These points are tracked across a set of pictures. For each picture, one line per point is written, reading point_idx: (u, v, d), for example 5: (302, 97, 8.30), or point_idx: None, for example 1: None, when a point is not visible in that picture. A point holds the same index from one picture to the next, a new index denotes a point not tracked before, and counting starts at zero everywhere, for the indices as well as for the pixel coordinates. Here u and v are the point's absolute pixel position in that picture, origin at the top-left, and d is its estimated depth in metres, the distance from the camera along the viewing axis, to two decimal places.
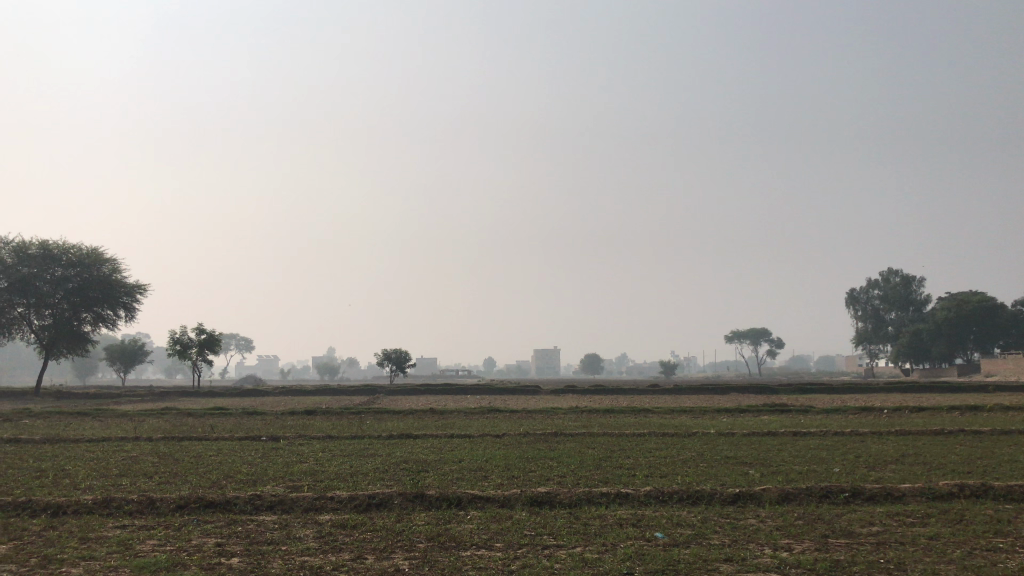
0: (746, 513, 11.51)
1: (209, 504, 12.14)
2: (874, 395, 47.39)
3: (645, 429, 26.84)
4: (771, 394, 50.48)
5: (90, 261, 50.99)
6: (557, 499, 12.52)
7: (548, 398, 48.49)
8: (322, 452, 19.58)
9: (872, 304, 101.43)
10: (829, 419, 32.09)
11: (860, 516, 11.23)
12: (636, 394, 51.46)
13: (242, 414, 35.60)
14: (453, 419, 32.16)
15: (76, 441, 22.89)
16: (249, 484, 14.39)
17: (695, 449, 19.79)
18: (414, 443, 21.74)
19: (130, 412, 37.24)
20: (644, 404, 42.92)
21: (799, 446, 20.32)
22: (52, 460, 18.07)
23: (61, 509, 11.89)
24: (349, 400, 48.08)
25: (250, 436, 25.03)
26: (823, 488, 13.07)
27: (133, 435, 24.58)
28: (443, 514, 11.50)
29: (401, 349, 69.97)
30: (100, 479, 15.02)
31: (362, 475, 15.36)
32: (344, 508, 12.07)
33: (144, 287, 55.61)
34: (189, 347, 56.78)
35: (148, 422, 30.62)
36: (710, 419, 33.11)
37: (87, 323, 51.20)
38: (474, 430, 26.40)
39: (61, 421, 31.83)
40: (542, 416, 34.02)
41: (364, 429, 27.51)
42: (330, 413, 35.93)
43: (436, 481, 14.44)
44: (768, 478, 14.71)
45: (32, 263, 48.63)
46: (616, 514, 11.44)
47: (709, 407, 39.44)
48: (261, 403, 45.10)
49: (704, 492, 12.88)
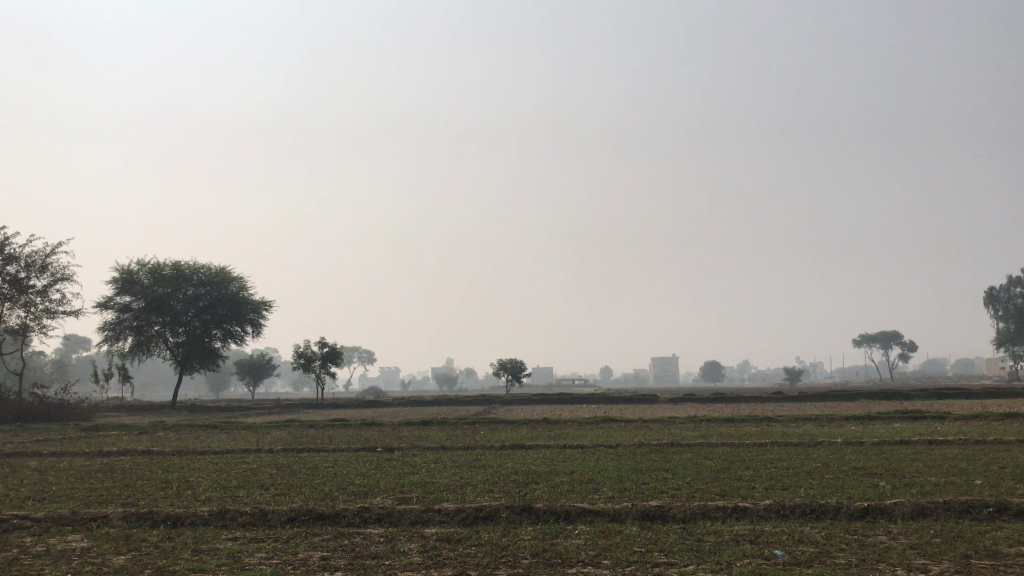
0: (876, 530, 10.65)
1: (319, 517, 12.21)
2: (1020, 400, 44.25)
3: (767, 438, 25.81)
4: (905, 400, 47.90)
5: (219, 279, 53.45)
6: (671, 513, 11.98)
7: (666, 407, 47.50)
8: (434, 463, 19.62)
9: (1014, 303, 95.11)
10: (969, 426, 30.02)
11: (1008, 534, 10.18)
12: (758, 402, 49.63)
13: (361, 425, 36.33)
14: (567, 429, 31.83)
15: (203, 453, 23.80)
16: (359, 496, 14.45)
17: (820, 460, 18.76)
18: (527, 454, 21.53)
19: (256, 424, 38.72)
20: (766, 412, 41.37)
21: (935, 456, 18.97)
22: (179, 472, 18.83)
23: (179, 521, 12.20)
24: (465, 410, 48.51)
25: (367, 446, 25.48)
26: (964, 503, 12.00)
27: (258, 447, 25.42)
28: (551, 529, 11.14)
29: (517, 359, 70.13)
30: (219, 490, 15.45)
31: (472, 487, 15.23)
32: (451, 521, 11.92)
33: (270, 304, 57.78)
34: (313, 360, 58.60)
35: (272, 434, 31.63)
36: (837, 427, 31.53)
37: (218, 339, 53.56)
38: (586, 440, 25.96)
39: (193, 433, 33.35)
40: (658, 425, 33.32)
41: (478, 439, 27.58)
42: (445, 424, 36.20)
43: (546, 494, 14.14)
44: (902, 491, 13.67)
45: (166, 283, 51.36)
46: (733, 529, 10.80)
47: (835, 415, 37.65)
48: (380, 414, 46.03)
49: (830, 505, 12.05)
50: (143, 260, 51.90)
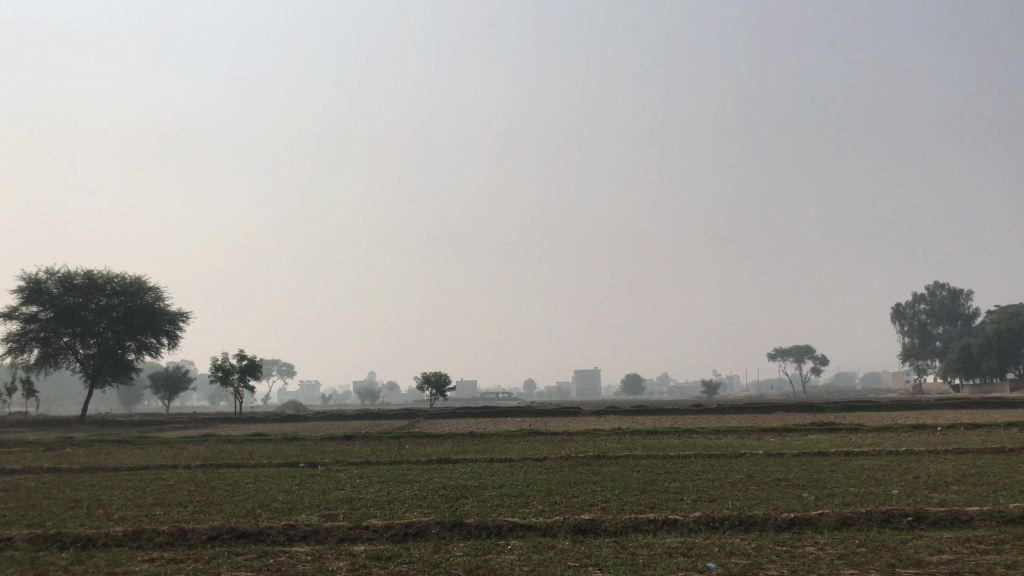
0: (803, 540, 10.82)
1: (242, 535, 11.78)
2: (926, 412, 46.17)
3: (690, 450, 26.18)
4: (819, 412, 49.32)
5: (134, 290, 51.58)
6: (602, 526, 11.95)
7: (590, 420, 47.77)
8: (360, 478, 19.21)
9: (918, 318, 99.19)
10: (881, 437, 31.02)
11: (928, 543, 10.47)
12: (680, 414, 50.39)
13: (282, 440, 35.40)
14: (493, 443, 31.68)
15: (115, 469, 22.76)
16: (283, 513, 13.99)
17: (745, 471, 19.07)
18: (454, 468, 21.30)
19: (171, 439, 37.45)
20: (688, 424, 42.02)
21: (853, 467, 19.52)
22: (90, 489, 17.96)
23: (92, 542, 11.61)
24: (389, 424, 47.82)
25: (289, 462, 24.83)
26: (885, 512, 12.33)
27: (174, 463, 24.51)
28: (483, 544, 10.96)
29: (441, 372, 69.63)
30: (133, 509, 14.77)
31: (399, 503, 14.93)
32: (380, 538, 11.62)
33: (187, 315, 56.06)
34: (231, 373, 56.96)
35: (188, 450, 30.57)
36: (756, 439, 32.24)
37: (131, 351, 51.66)
38: (513, 454, 25.83)
39: (103, 448, 31.96)
40: (584, 438, 33.43)
41: (404, 453, 27.19)
42: (368, 438, 35.58)
43: (475, 508, 13.97)
44: (825, 502, 13.95)
45: (77, 293, 49.19)
46: (665, 542, 10.82)
47: (755, 427, 38.47)
48: (301, 428, 45.07)
49: (757, 517, 12.22)
50: (52, 268, 49.61)
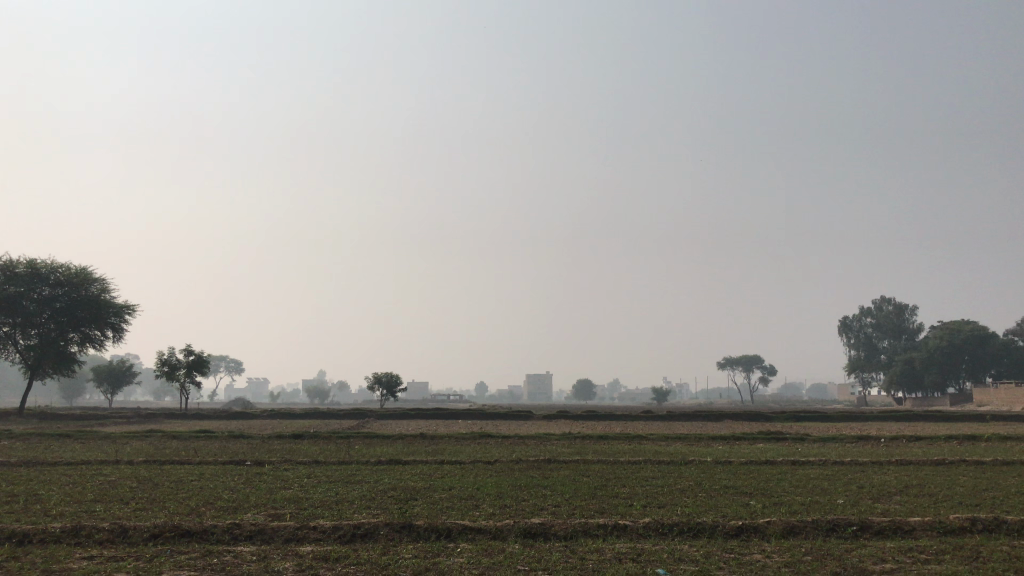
0: (750, 548, 10.94)
1: (185, 533, 11.51)
2: (870, 424, 47.11)
3: (640, 456, 26.37)
4: (766, 422, 50.01)
5: (79, 280, 50.35)
6: (552, 531, 11.92)
7: (541, 424, 47.82)
8: (308, 478, 18.96)
9: (864, 332, 101.27)
10: (826, 447, 31.58)
11: (871, 552, 10.66)
12: (631, 420, 50.74)
13: (228, 437, 34.80)
14: (443, 445, 31.52)
15: (54, 464, 22.14)
16: (229, 512, 13.72)
17: (693, 477, 19.25)
18: (404, 469, 21.15)
19: (114, 434, 36.60)
20: (639, 430, 42.32)
21: (799, 476, 19.80)
22: (27, 484, 17.43)
23: (27, 538, 11.24)
24: (338, 424, 47.33)
25: (235, 460, 24.40)
26: (830, 521, 12.51)
27: (116, 458, 23.95)
28: (432, 547, 10.86)
29: (393, 373, 69.19)
30: (73, 505, 14.37)
31: (348, 503, 14.74)
32: (327, 539, 11.45)
33: (134, 308, 54.91)
34: (177, 369, 55.88)
35: (131, 446, 29.92)
36: (705, 447, 32.60)
37: (75, 343, 50.40)
38: (464, 456, 25.72)
39: (42, 442, 31.13)
40: (535, 442, 33.44)
41: (353, 453, 26.95)
42: (317, 437, 35.15)
43: (425, 510, 13.87)
44: (772, 510, 14.12)
45: (19, 282, 47.88)
46: (614, 547, 10.84)
47: (704, 435, 38.87)
48: (248, 426, 44.40)
49: (706, 524, 12.31)
50: None
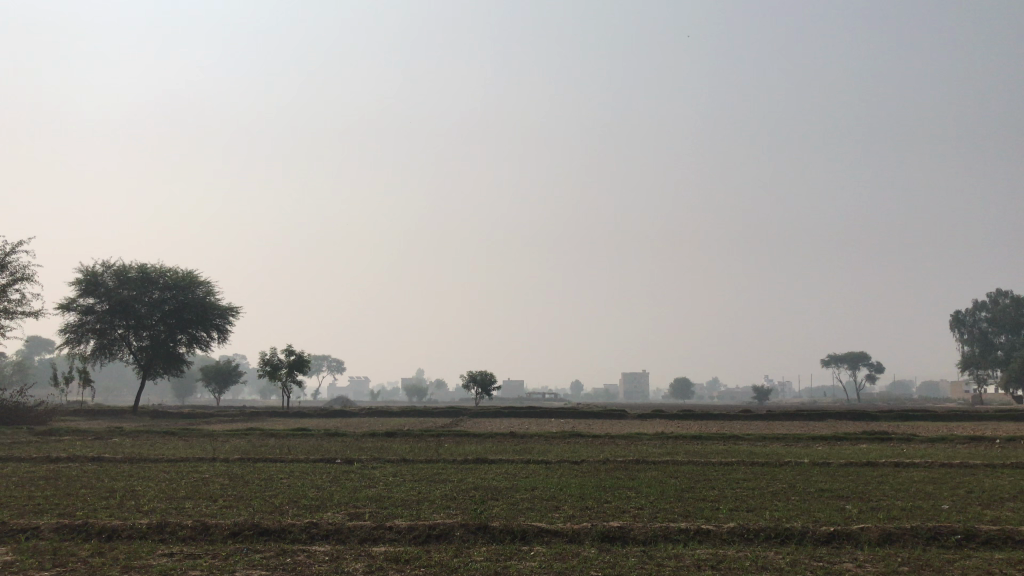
0: (842, 556, 10.28)
1: (264, 531, 11.64)
2: (983, 424, 44.59)
3: (734, 456, 25.59)
4: (871, 421, 47.94)
5: (186, 284, 52.42)
6: (631, 535, 11.54)
7: (634, 423, 47.10)
8: (393, 476, 19.07)
9: (979, 327, 96.19)
10: (935, 449, 29.96)
11: (976, 563, 9.85)
12: (727, 420, 49.41)
13: (323, 435, 35.56)
14: (533, 443, 31.42)
15: (155, 460, 23.01)
16: (310, 510, 13.84)
17: (787, 480, 18.44)
18: (489, 468, 21.10)
19: (216, 431, 37.93)
20: (735, 430, 41.12)
21: (902, 478, 18.78)
22: (127, 480, 18.11)
23: (115, 533, 11.57)
24: (431, 422, 47.82)
25: (326, 457, 24.83)
26: (932, 529, 11.70)
27: (214, 456, 24.73)
28: (505, 550, 10.63)
29: (486, 371, 69.51)
30: (164, 501, 14.80)
31: (428, 502, 14.71)
32: (401, 539, 11.38)
33: (237, 310, 56.83)
34: (279, 368, 57.51)
35: (231, 443, 30.83)
36: (804, 447, 31.39)
37: (183, 344, 52.46)
38: (552, 455, 25.48)
39: (149, 440, 32.47)
40: (626, 441, 32.95)
41: (442, 452, 27.07)
42: (409, 435, 35.56)
43: (504, 511, 13.67)
44: (869, 515, 13.35)
45: (132, 286, 50.16)
46: (695, 553, 10.38)
47: (803, 435, 37.48)
48: (345, 424, 45.26)
49: (795, 530, 11.68)
50: (108, 261, 50.66)
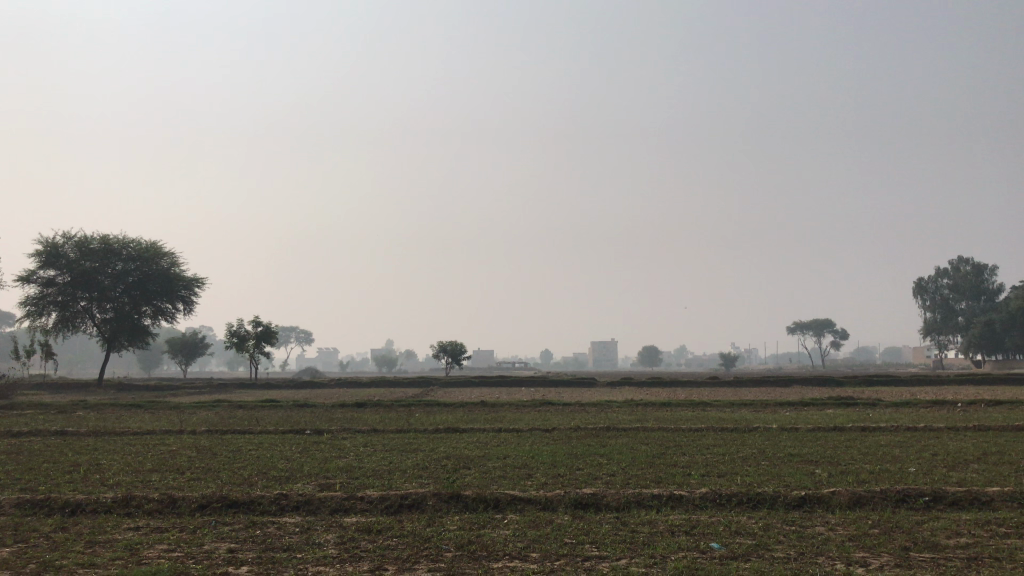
0: (813, 520, 10.34)
1: (233, 504, 11.45)
2: (946, 388, 45.40)
3: (704, 423, 25.77)
4: (836, 387, 48.63)
5: (150, 255, 51.48)
6: (604, 501, 11.53)
7: (603, 391, 47.31)
8: (364, 447, 18.92)
9: (940, 294, 97.77)
10: (899, 413, 30.41)
11: (944, 524, 9.95)
12: (696, 387, 49.79)
13: (292, 406, 35.24)
14: (504, 412, 31.35)
15: (120, 433, 22.60)
16: (279, 482, 13.66)
17: (757, 446, 18.57)
18: (461, 437, 21.03)
19: (182, 403, 37.49)
20: (703, 396, 41.49)
21: (868, 443, 19.02)
22: (91, 453, 17.76)
23: (79, 508, 11.31)
24: (401, 392, 47.71)
25: (296, 428, 24.57)
26: (900, 491, 11.82)
27: (181, 427, 24.36)
28: (478, 518, 10.55)
29: (457, 341, 69.36)
30: (130, 474, 14.52)
31: (400, 472, 14.62)
32: (373, 509, 11.26)
33: (203, 281, 56.03)
34: (246, 340, 56.87)
35: (198, 415, 30.44)
36: (771, 413, 31.72)
37: (148, 316, 51.67)
38: (524, 423, 25.47)
39: (113, 412, 31.97)
40: (597, 409, 33.10)
41: (412, 421, 26.95)
42: (380, 405, 35.38)
43: (476, 480, 13.62)
44: (839, 479, 13.47)
45: (94, 257, 49.20)
46: (668, 519, 10.38)
47: (771, 400, 37.90)
48: (313, 395, 44.97)
49: (766, 494, 11.74)
50: (69, 232, 49.51)
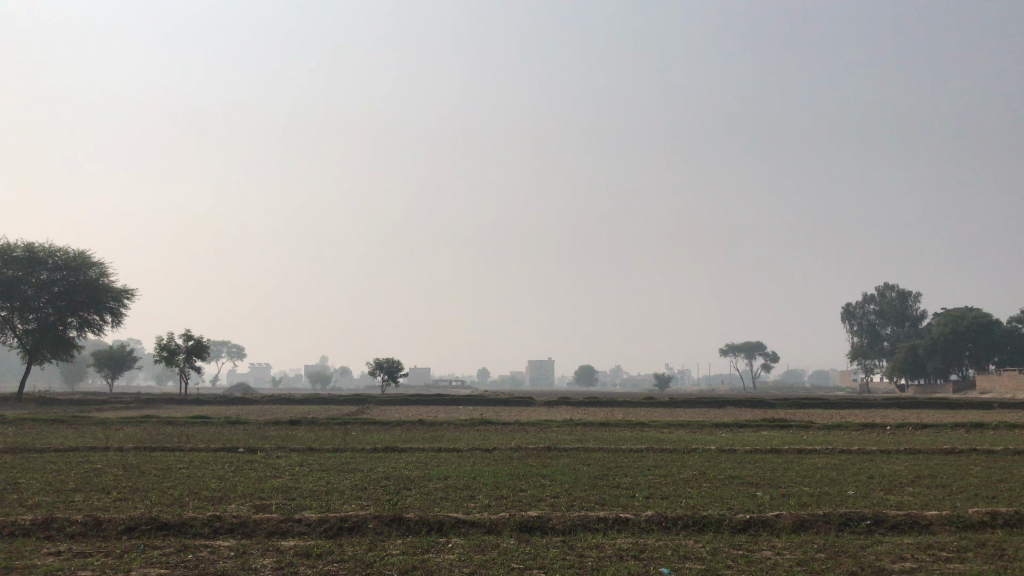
0: (760, 544, 10.32)
1: (163, 526, 10.92)
2: (875, 411, 46.59)
3: (642, 443, 25.86)
4: (769, 408, 49.52)
5: (77, 264, 49.69)
6: (550, 524, 11.33)
7: (542, 410, 47.24)
8: (300, 466, 18.40)
9: (867, 319, 100.64)
10: (830, 436, 30.96)
11: (889, 549, 10.02)
12: (632, 407, 50.04)
13: (223, 423, 34.19)
14: (442, 432, 30.94)
15: (40, 450, 21.53)
16: (212, 502, 13.14)
17: (698, 467, 18.57)
18: (399, 456, 20.63)
19: (108, 419, 36.11)
20: (640, 417, 41.70)
21: (805, 464, 19.26)
22: (9, 472, 16.85)
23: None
24: (336, 410, 46.85)
25: (228, 446, 23.78)
26: (843, 515, 11.90)
27: (106, 445, 23.33)
28: (421, 542, 10.25)
29: (393, 358, 68.53)
30: (52, 495, 13.77)
31: (337, 494, 14.18)
32: (312, 532, 10.86)
33: (132, 292, 54.28)
34: (176, 354, 55.25)
35: (125, 432, 29.30)
36: (707, 434, 32.03)
37: (73, 327, 49.81)
38: (462, 443, 25.13)
39: (33, 428, 30.57)
40: (536, 429, 32.98)
41: (348, 440, 26.41)
42: (314, 424, 34.60)
43: (417, 501, 13.28)
44: (781, 502, 13.52)
45: (17, 266, 47.30)
46: (615, 543, 10.24)
47: (706, 421, 38.27)
48: (246, 412, 43.87)
49: (712, 517, 11.70)
50: None
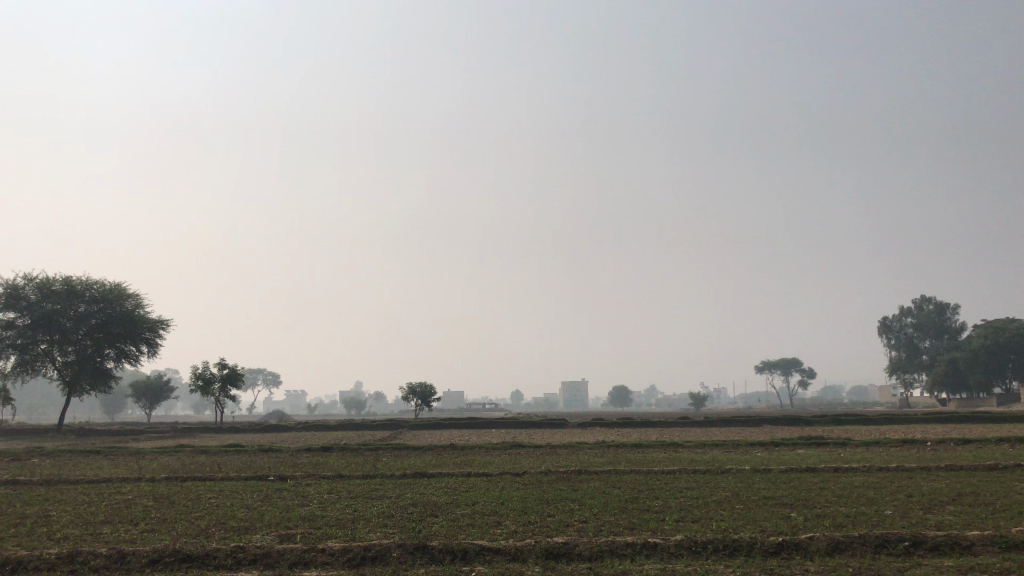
0: (792, 568, 10.00)
1: (187, 558, 10.88)
2: (916, 427, 45.52)
3: (675, 465, 25.46)
4: (806, 426, 48.61)
5: (113, 296, 50.39)
6: (576, 550, 11.11)
7: (575, 432, 46.80)
8: (328, 494, 18.32)
9: (905, 333, 98.85)
10: (869, 453, 30.27)
11: (926, 572, 9.66)
12: (666, 428, 49.37)
13: (255, 452, 34.32)
14: (472, 456, 30.76)
15: (74, 482, 21.73)
16: (238, 533, 13.09)
17: (730, 489, 18.19)
18: (428, 482, 20.49)
19: (143, 449, 36.45)
20: (673, 437, 41.12)
21: (841, 484, 18.79)
22: (41, 504, 16.98)
23: (21, 564, 10.67)
24: (369, 436, 46.89)
25: (259, 475, 23.82)
26: (879, 536, 11.54)
27: (140, 475, 23.50)
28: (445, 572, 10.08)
29: (426, 383, 68.46)
30: (80, 527, 13.83)
31: (363, 522, 14.07)
32: (335, 562, 10.74)
33: (168, 322, 54.89)
34: (211, 383, 55.70)
35: (159, 462, 29.51)
36: (741, 454, 31.50)
37: (110, 358, 50.48)
38: (493, 467, 24.94)
39: (70, 459, 30.92)
40: (567, 451, 32.68)
41: (379, 467, 26.37)
42: (347, 450, 34.58)
43: (443, 529, 13.13)
44: (815, 523, 13.17)
45: (56, 299, 48.12)
46: (642, 569, 10.00)
47: (742, 441, 37.66)
48: (280, 440, 44.09)
49: (742, 540, 11.41)
50: (30, 273, 48.49)
